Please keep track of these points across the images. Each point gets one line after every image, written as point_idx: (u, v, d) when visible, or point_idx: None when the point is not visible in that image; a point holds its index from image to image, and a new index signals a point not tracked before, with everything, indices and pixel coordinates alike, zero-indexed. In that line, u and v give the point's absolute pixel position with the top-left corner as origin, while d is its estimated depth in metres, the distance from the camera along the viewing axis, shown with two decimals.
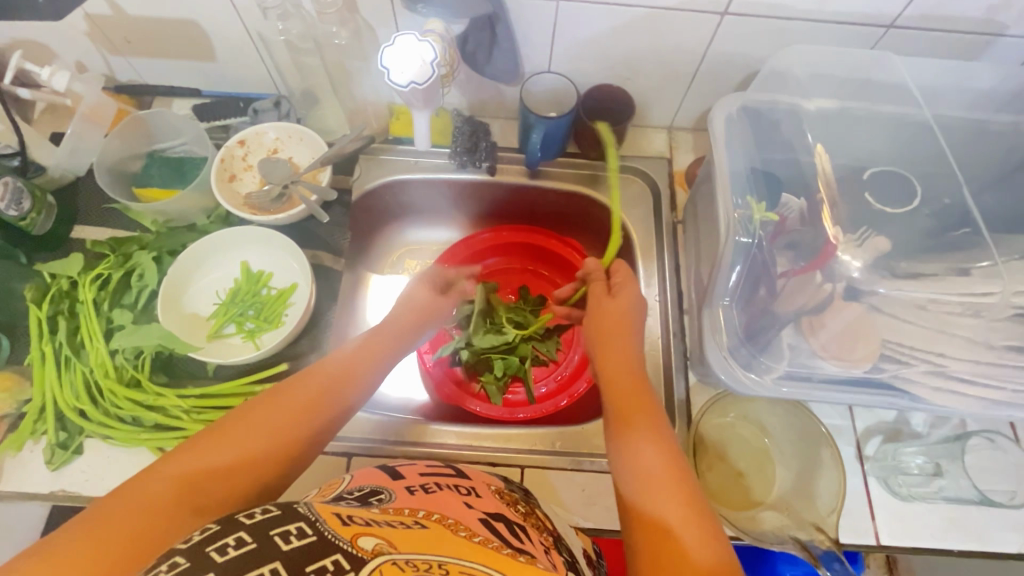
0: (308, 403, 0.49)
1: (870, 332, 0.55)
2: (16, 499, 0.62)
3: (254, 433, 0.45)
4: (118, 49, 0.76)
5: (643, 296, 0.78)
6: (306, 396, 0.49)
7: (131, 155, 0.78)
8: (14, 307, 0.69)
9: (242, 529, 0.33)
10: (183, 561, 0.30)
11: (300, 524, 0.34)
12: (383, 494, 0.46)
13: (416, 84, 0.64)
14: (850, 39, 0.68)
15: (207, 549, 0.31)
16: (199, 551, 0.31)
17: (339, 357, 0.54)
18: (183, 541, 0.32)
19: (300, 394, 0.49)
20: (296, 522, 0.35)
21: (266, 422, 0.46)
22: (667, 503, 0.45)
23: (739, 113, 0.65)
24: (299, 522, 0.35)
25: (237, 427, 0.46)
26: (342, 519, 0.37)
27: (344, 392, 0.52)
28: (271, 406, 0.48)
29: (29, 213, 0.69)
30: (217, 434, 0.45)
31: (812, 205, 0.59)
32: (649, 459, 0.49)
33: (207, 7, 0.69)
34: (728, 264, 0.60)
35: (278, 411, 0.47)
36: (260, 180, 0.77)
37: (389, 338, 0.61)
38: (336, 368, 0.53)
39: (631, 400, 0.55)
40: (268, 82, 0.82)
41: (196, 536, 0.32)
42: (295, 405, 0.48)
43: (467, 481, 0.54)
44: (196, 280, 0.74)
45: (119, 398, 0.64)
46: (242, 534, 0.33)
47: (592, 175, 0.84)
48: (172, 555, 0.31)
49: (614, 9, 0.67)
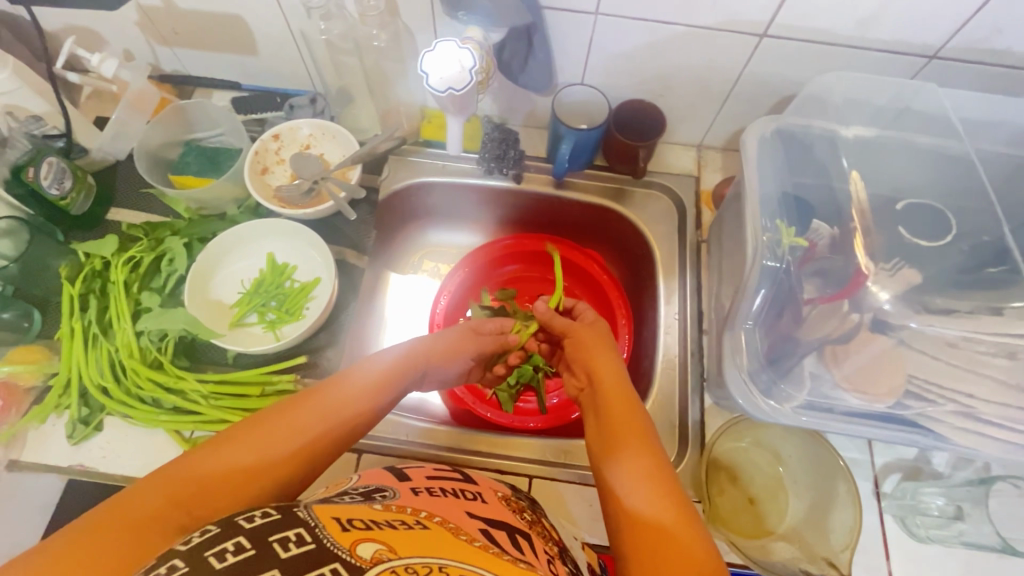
0: (312, 426, 0.49)
1: (896, 366, 0.54)
2: (35, 470, 0.64)
3: (252, 448, 0.45)
4: (166, 40, 0.79)
5: (662, 313, 0.78)
6: (307, 417, 0.49)
7: (170, 142, 0.81)
8: (47, 282, 0.72)
9: (241, 534, 0.33)
10: (182, 564, 0.31)
11: (299, 530, 0.34)
12: (387, 492, 0.46)
13: (452, 89, 0.65)
14: (890, 68, 0.67)
15: (206, 555, 0.32)
16: (198, 554, 0.32)
17: (350, 386, 0.53)
18: (184, 543, 0.33)
19: (303, 415, 0.49)
20: (294, 527, 0.35)
21: (266, 439, 0.46)
22: (651, 500, 0.45)
23: (772, 135, 0.65)
24: (298, 528, 0.34)
25: (235, 438, 0.45)
26: (342, 523, 0.37)
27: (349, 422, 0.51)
28: (288, 418, 0.48)
29: (69, 192, 0.72)
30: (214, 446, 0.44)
31: (843, 233, 0.58)
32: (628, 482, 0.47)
33: (254, 6, 0.71)
34: (753, 288, 0.60)
35: (279, 429, 0.47)
36: (290, 174, 0.79)
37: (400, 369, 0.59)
38: (344, 398, 0.52)
39: (615, 411, 0.54)
40: (305, 78, 0.84)
41: (197, 538, 0.33)
42: (297, 429, 0.48)
43: (473, 486, 0.54)
44: (223, 267, 0.75)
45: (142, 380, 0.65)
46: (241, 539, 0.33)
47: (617, 190, 0.85)
48: (171, 558, 0.31)
49: (652, 26, 0.67)
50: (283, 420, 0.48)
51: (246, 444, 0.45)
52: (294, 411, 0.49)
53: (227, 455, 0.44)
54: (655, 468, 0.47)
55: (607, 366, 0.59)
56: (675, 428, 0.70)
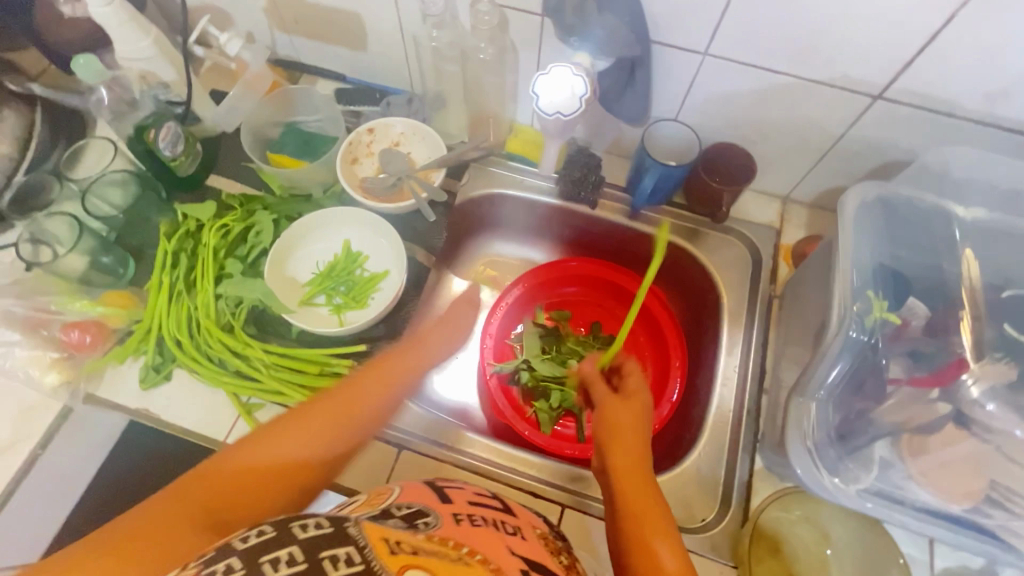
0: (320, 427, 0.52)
1: (978, 468, 0.51)
2: (105, 406, 0.68)
3: (289, 448, 0.49)
4: (286, 28, 0.84)
5: (722, 363, 0.75)
6: (325, 415, 0.52)
7: (272, 123, 0.85)
8: (146, 234, 0.77)
9: (297, 543, 0.34)
10: (238, 565, 0.32)
11: (349, 550, 0.35)
12: (430, 517, 0.46)
13: (560, 113, 0.67)
14: (1013, 148, 0.63)
15: (261, 559, 0.33)
16: (255, 558, 0.33)
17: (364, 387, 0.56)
18: (242, 540, 0.35)
19: (320, 414, 0.52)
20: (345, 545, 0.35)
21: (291, 435, 0.50)
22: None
23: (873, 202, 0.61)
24: (349, 547, 0.35)
25: (261, 441, 0.49)
26: (390, 545, 0.38)
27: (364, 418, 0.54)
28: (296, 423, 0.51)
29: (179, 156, 0.77)
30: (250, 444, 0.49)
31: (946, 314, 0.55)
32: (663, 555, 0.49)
33: (374, 7, 0.75)
34: (831, 357, 0.55)
35: (312, 424, 0.51)
36: (377, 167, 0.82)
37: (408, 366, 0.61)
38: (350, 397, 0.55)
39: (633, 487, 0.55)
40: (406, 79, 0.87)
41: (253, 538, 0.34)
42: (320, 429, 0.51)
43: (512, 519, 0.53)
44: (301, 247, 0.78)
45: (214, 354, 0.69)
46: (295, 549, 0.34)
47: (693, 230, 0.82)
48: (229, 558, 0.33)
49: (760, 73, 0.66)
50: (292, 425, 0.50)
51: (277, 442, 0.49)
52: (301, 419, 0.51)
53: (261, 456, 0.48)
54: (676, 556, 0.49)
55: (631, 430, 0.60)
56: (716, 485, 0.67)
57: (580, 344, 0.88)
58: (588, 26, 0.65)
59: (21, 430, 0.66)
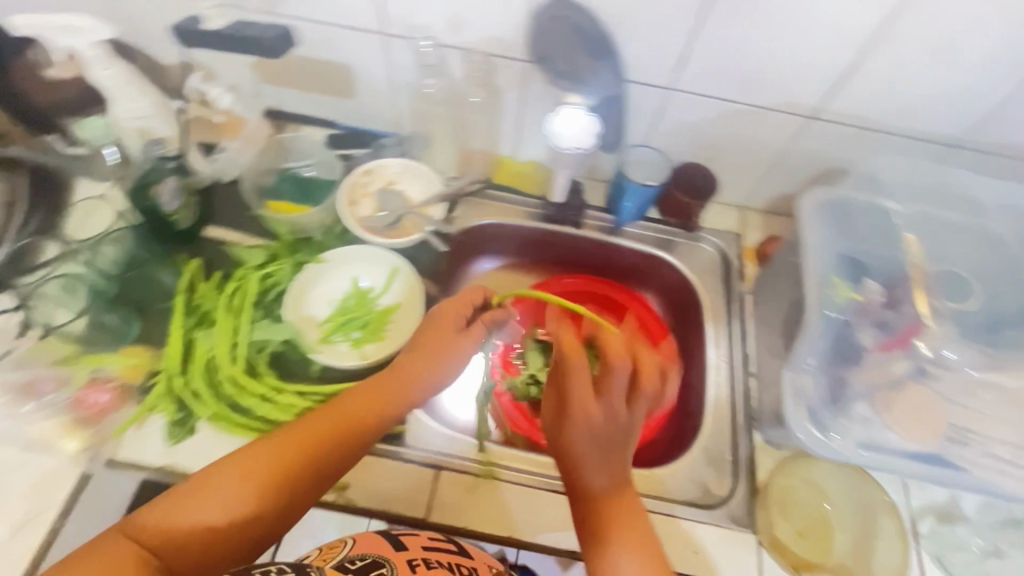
0: (258, 469, 0.53)
1: (936, 414, 0.61)
2: (127, 469, 0.66)
3: (244, 487, 0.52)
4: (274, 79, 0.88)
5: (711, 355, 0.84)
6: (284, 464, 0.54)
7: (268, 171, 0.87)
8: (150, 292, 0.76)
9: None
10: None
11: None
12: (385, 565, 0.54)
13: (576, 145, 0.77)
14: (920, 153, 0.78)
15: None
16: None
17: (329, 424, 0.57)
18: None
19: (276, 459, 0.54)
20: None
21: (260, 446, 0.55)
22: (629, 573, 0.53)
23: (826, 202, 0.71)
24: None
25: (224, 481, 0.52)
26: None
27: (304, 470, 0.55)
28: (235, 468, 0.53)
29: (179, 210, 0.78)
30: (254, 451, 0.54)
31: (894, 291, 0.66)
32: None
33: (367, 57, 0.81)
34: (814, 334, 0.64)
35: (268, 464, 0.54)
36: (376, 206, 0.86)
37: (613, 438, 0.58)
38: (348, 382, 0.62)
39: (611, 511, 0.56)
40: (394, 123, 0.92)
41: None
42: (269, 458, 0.54)
43: (468, 560, 0.61)
44: (314, 286, 0.80)
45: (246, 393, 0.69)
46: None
47: (667, 240, 0.93)
48: None
49: (714, 102, 0.78)
50: (209, 478, 0.52)
51: (271, 445, 0.55)
52: (220, 469, 0.53)
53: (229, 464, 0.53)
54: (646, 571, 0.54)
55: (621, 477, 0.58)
56: (727, 462, 0.75)
57: None
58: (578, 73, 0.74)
59: (39, 505, 0.64)
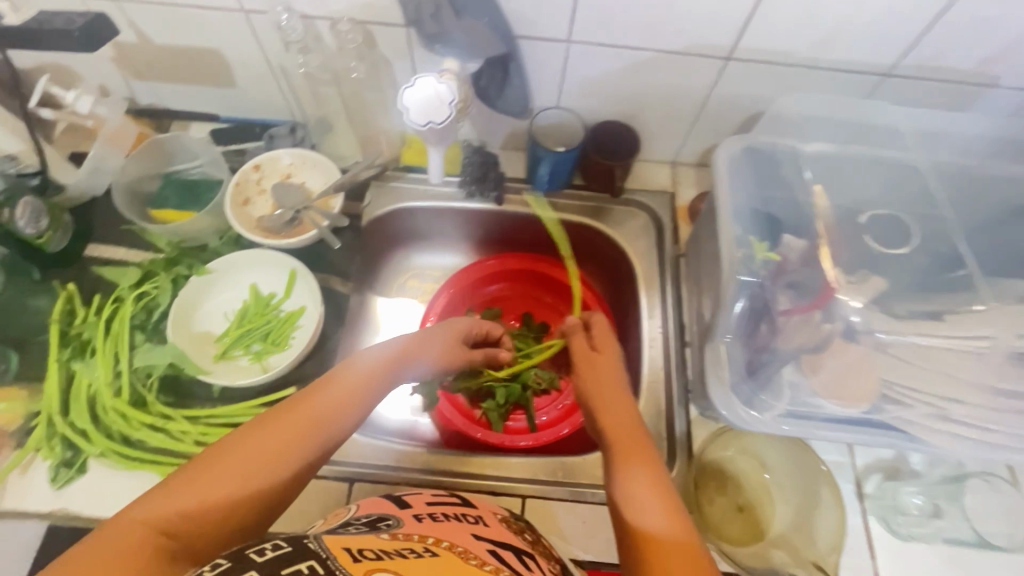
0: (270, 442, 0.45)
1: (869, 372, 0.56)
2: (14, 517, 0.62)
3: (248, 458, 0.44)
4: (143, 75, 0.79)
5: (646, 327, 0.78)
6: (293, 434, 0.46)
7: (148, 176, 0.80)
8: (27, 323, 0.70)
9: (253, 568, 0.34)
10: None
11: (311, 563, 0.35)
12: (391, 520, 0.48)
13: (433, 122, 0.65)
14: (849, 86, 0.71)
15: None
16: None
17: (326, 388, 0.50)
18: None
19: (289, 431, 0.46)
20: (306, 561, 0.35)
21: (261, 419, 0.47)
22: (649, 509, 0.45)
23: (742, 152, 0.65)
24: (310, 560, 0.35)
25: (226, 459, 0.44)
26: (353, 553, 0.38)
27: (320, 438, 0.48)
28: (246, 440, 0.45)
29: (46, 231, 0.70)
30: (260, 427, 0.46)
31: (811, 246, 0.60)
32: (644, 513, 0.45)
33: (232, 39, 0.72)
34: (730, 300, 0.61)
35: (283, 437, 0.46)
36: (272, 204, 0.79)
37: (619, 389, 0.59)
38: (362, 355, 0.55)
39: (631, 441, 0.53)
40: (284, 109, 0.84)
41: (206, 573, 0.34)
42: (274, 434, 0.46)
43: (474, 509, 0.55)
44: (208, 299, 0.75)
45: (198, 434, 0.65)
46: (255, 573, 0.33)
47: (597, 207, 0.85)
48: None
49: (620, 51, 0.70)
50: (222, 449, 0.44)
51: (265, 428, 0.46)
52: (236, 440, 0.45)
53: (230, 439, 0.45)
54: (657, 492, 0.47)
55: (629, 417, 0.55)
56: (663, 441, 0.70)
57: (519, 337, 0.84)
58: (448, 33, 0.65)
59: None
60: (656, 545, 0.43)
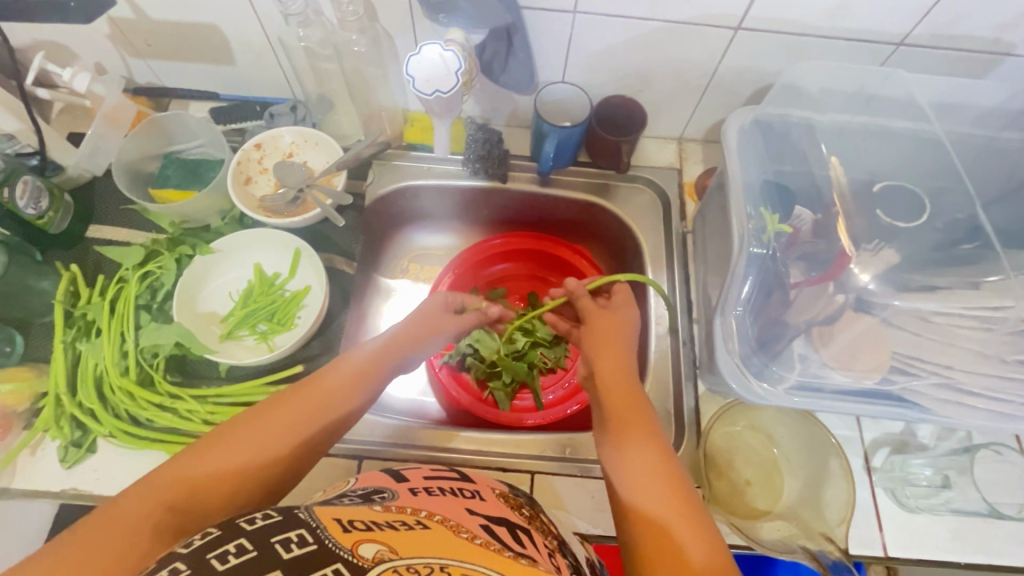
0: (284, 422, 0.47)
1: (880, 343, 0.56)
2: (26, 497, 0.62)
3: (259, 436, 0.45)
4: (139, 52, 0.78)
5: (653, 305, 0.77)
6: (299, 410, 0.48)
7: (149, 157, 0.79)
8: (31, 305, 0.69)
9: (244, 537, 0.33)
10: (184, 568, 0.31)
11: (301, 531, 0.34)
12: (386, 493, 0.46)
13: (438, 92, 0.65)
14: (861, 55, 0.69)
15: (208, 557, 0.31)
16: (201, 558, 0.31)
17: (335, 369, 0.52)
18: (184, 544, 0.33)
19: (296, 408, 0.48)
20: (297, 528, 0.35)
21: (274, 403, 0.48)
22: (649, 487, 0.46)
23: (752, 125, 0.65)
24: (300, 529, 0.35)
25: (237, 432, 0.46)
26: (343, 524, 0.37)
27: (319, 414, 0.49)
28: (261, 421, 0.47)
29: (46, 212, 0.69)
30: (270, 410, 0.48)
31: (826, 217, 0.60)
32: (641, 490, 0.46)
33: (229, 14, 0.71)
34: (741, 275, 0.59)
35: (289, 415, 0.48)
36: (274, 183, 0.78)
37: (620, 346, 0.59)
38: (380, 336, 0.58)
39: (624, 405, 0.53)
40: (285, 86, 0.83)
41: (197, 541, 0.33)
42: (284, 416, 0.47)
43: (471, 484, 0.54)
44: (211, 279, 0.75)
45: (207, 412, 0.64)
46: (243, 541, 0.33)
47: (603, 185, 0.84)
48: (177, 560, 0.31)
49: (629, 22, 0.68)
50: (239, 431, 0.46)
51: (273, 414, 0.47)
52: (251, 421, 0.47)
53: (247, 415, 0.47)
54: (656, 458, 0.48)
55: (617, 366, 0.56)
56: (670, 416, 0.70)
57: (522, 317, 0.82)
58: (454, 2, 0.64)
59: None
60: (660, 527, 0.43)
